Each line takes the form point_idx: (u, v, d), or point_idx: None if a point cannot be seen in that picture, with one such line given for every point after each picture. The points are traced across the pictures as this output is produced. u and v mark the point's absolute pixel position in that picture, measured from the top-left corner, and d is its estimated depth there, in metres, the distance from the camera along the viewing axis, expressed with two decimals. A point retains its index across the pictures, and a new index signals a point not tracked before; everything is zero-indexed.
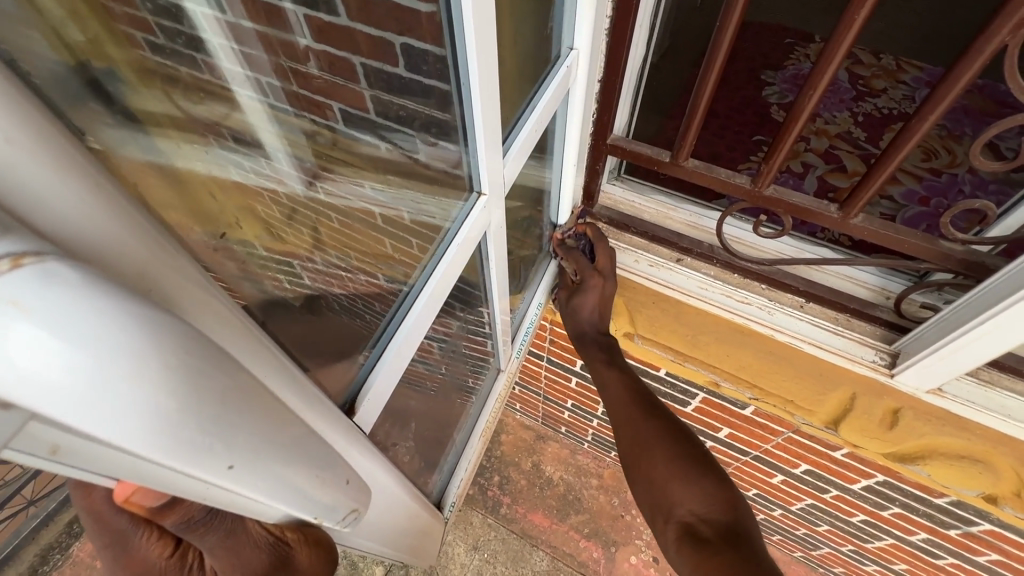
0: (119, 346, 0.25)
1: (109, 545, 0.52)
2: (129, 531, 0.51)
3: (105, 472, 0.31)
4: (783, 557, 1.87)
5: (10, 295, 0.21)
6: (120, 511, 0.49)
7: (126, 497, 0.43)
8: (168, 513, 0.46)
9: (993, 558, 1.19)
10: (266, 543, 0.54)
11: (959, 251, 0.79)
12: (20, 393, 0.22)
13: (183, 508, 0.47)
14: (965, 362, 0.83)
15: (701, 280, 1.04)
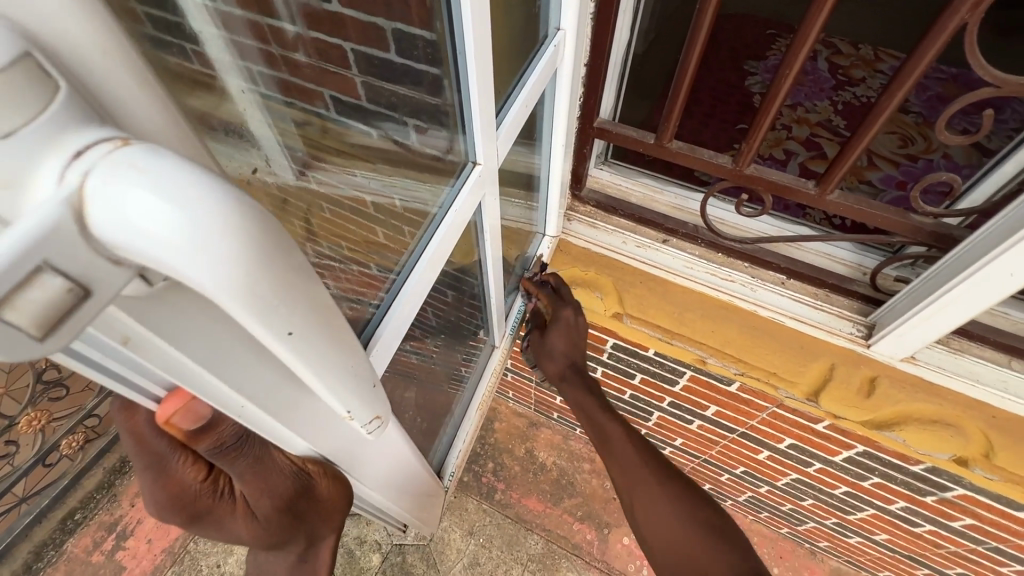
0: (218, 210, 0.25)
1: (148, 468, 0.52)
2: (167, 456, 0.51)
3: (168, 367, 0.35)
4: (771, 534, 1.93)
5: (128, 161, 0.23)
6: (162, 435, 0.49)
7: (165, 419, 0.41)
8: (202, 439, 0.46)
9: (967, 523, 1.24)
10: (290, 471, 0.57)
11: (929, 225, 0.84)
12: (134, 250, 0.24)
13: (217, 433, 0.47)
14: (935, 330, 0.88)
15: (687, 260, 1.08)
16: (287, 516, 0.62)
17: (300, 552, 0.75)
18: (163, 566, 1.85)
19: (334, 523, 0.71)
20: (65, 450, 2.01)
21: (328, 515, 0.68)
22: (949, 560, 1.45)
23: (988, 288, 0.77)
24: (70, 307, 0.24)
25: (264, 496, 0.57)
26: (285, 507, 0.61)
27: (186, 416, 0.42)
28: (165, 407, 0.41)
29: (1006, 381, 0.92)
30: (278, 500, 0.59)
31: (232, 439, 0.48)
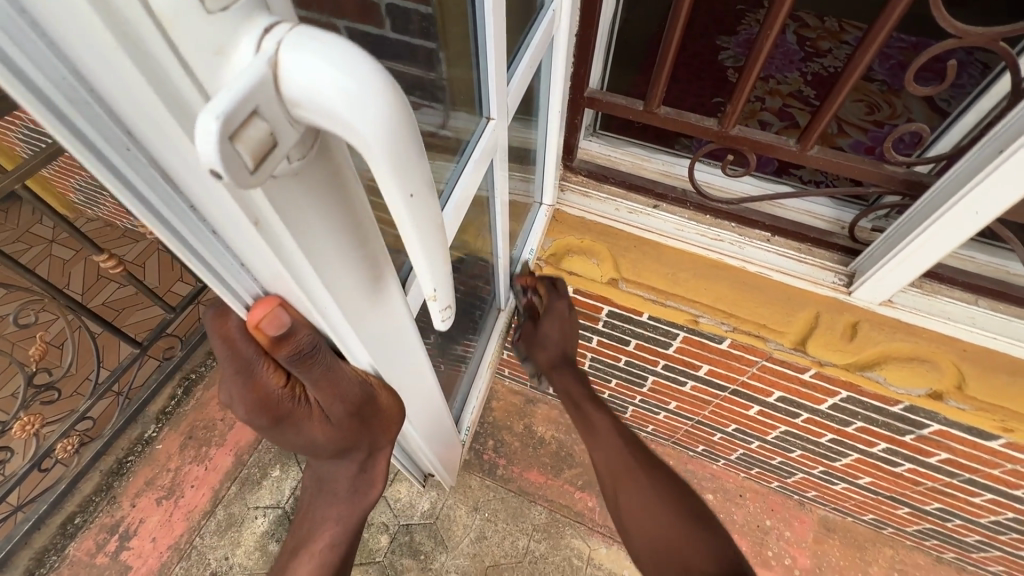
0: (372, 68, 0.28)
1: (233, 376, 0.51)
2: (255, 361, 0.50)
3: (291, 250, 0.38)
4: (761, 489, 2.02)
5: (313, 37, 0.28)
6: (250, 339, 0.49)
7: (254, 325, 0.46)
8: (283, 346, 0.48)
9: (943, 458, 1.34)
10: (359, 379, 0.58)
11: (901, 173, 0.90)
12: (306, 102, 0.28)
13: (295, 342, 0.48)
14: (909, 273, 0.95)
15: (678, 222, 1.14)
16: (356, 425, 0.62)
17: (361, 463, 0.72)
18: (170, 563, 1.85)
19: (392, 435, 0.71)
20: (59, 455, 1.98)
21: (388, 427, 0.68)
22: (926, 496, 1.56)
23: (958, 227, 0.83)
24: (268, 155, 0.28)
25: (338, 402, 0.57)
26: (356, 415, 0.61)
27: (273, 323, 0.46)
28: (254, 314, 0.45)
29: (974, 317, 1.00)
30: (350, 406, 0.59)
31: (307, 347, 0.49)
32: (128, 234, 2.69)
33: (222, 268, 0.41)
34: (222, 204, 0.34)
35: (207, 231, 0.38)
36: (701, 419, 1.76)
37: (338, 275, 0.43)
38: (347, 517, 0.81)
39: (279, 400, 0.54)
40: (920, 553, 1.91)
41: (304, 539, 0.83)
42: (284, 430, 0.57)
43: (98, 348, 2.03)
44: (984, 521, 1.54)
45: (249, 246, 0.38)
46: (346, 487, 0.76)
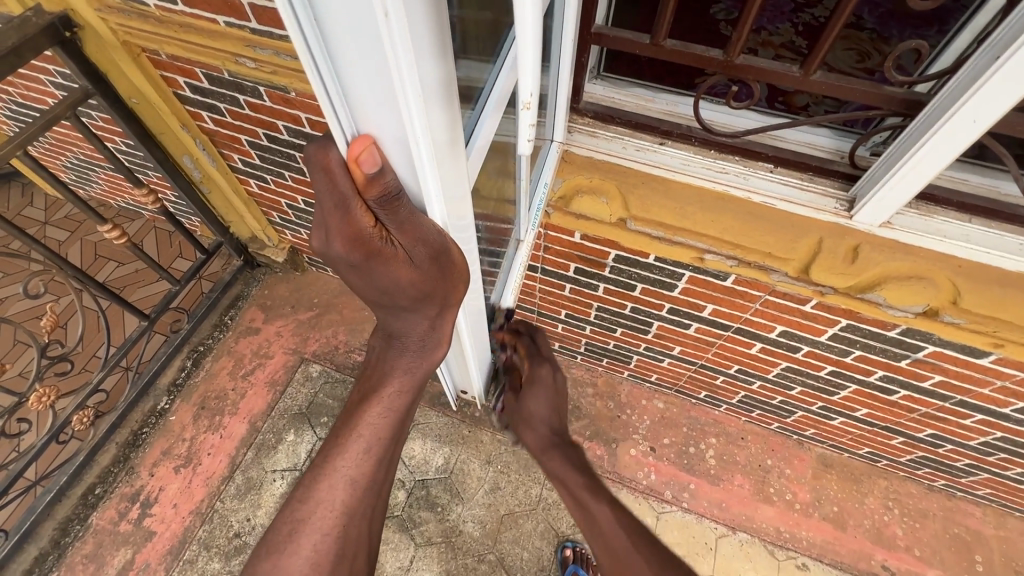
0: None
1: (333, 210, 0.56)
2: (351, 198, 0.55)
3: (405, 57, 0.41)
4: (762, 431, 2.11)
5: None
6: (348, 173, 0.53)
7: (353, 159, 0.51)
8: (374, 187, 0.54)
9: (936, 381, 1.41)
10: (436, 229, 0.64)
11: (901, 93, 0.94)
12: None
13: (383, 183, 0.54)
14: (910, 190, 0.99)
15: (684, 157, 1.17)
16: (433, 273, 0.69)
17: (428, 320, 0.80)
18: (193, 526, 1.90)
19: (460, 296, 0.78)
20: (75, 428, 2.01)
21: (456, 286, 0.76)
22: (920, 423, 1.64)
23: (957, 136, 0.87)
24: None
25: (419, 245, 0.64)
26: (433, 262, 0.67)
27: (369, 159, 0.51)
28: (353, 149, 0.51)
29: (968, 235, 1.04)
30: (429, 252, 0.65)
31: (394, 190, 0.56)
32: (124, 212, 2.67)
33: (333, 97, 0.46)
34: (356, 12, 0.37)
35: (326, 51, 0.42)
36: (704, 363, 1.82)
37: (435, 103, 0.48)
38: (415, 369, 0.90)
39: (371, 238, 0.59)
40: (912, 483, 2.01)
41: (374, 387, 0.90)
42: (372, 269, 0.64)
43: (106, 323, 2.04)
44: (974, 444, 1.63)
45: (367, 65, 0.42)
46: (416, 342, 0.85)
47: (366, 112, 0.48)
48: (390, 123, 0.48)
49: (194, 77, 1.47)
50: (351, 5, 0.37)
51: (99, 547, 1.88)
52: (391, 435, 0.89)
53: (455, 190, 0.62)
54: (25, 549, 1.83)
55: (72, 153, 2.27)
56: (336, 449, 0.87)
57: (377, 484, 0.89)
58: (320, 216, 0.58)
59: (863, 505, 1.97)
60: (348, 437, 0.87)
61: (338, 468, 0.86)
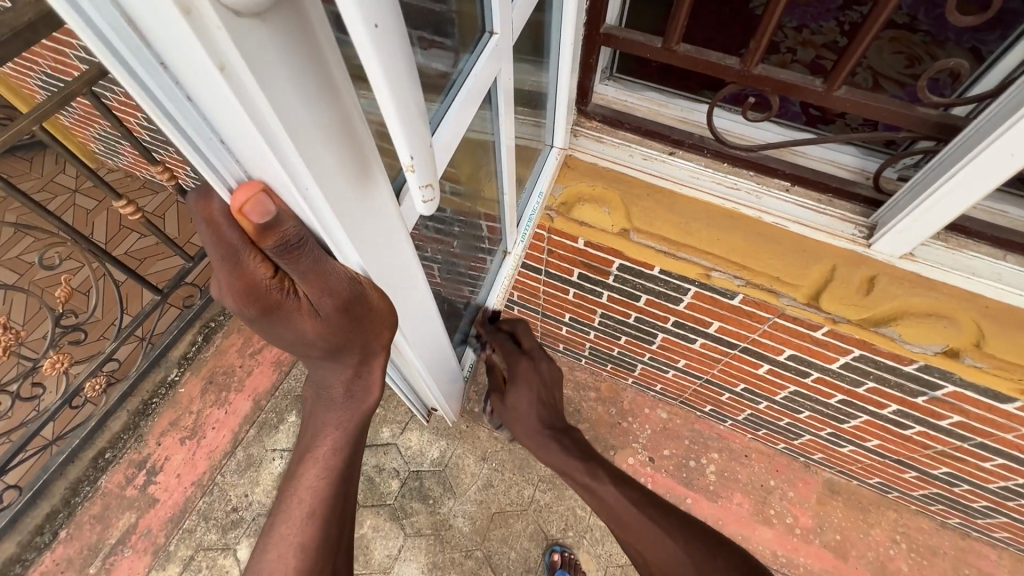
0: None
1: (223, 261, 0.54)
2: (240, 247, 0.53)
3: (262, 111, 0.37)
4: (768, 451, 2.03)
5: None
6: (233, 222, 0.52)
7: (238, 210, 0.47)
8: (267, 237, 0.50)
9: (954, 421, 1.32)
10: (346, 275, 0.59)
11: (934, 116, 0.85)
12: None
13: (281, 232, 0.50)
14: (936, 222, 0.91)
15: (694, 170, 1.10)
16: (346, 324, 0.63)
17: (354, 368, 0.74)
18: (194, 497, 1.94)
19: (385, 341, 0.72)
20: (89, 393, 2.08)
21: (379, 332, 0.70)
22: (935, 460, 1.55)
23: (992, 169, 0.80)
24: None
25: (326, 295, 0.59)
26: (345, 313, 0.62)
27: (256, 209, 0.47)
28: (237, 198, 0.47)
29: (999, 273, 0.96)
30: (338, 303, 0.60)
31: (294, 239, 0.51)
32: (149, 185, 2.72)
33: (203, 144, 0.43)
34: (191, 58, 0.33)
35: (180, 95, 0.39)
36: (709, 378, 1.76)
37: (322, 151, 0.44)
38: (345, 423, 0.84)
39: (267, 289, 0.56)
40: (924, 518, 1.92)
41: (308, 446, 0.87)
42: (278, 322, 0.60)
43: (121, 295, 2.09)
44: (992, 487, 1.53)
45: (225, 113, 0.38)
46: (342, 395, 0.79)
47: (244, 155, 0.44)
48: (272, 171, 0.45)
49: None
50: (184, 52, 0.33)
51: (106, 508, 1.94)
52: (335, 493, 0.88)
53: (371, 232, 0.57)
54: (39, 504, 1.93)
55: (99, 125, 2.32)
56: (284, 511, 0.88)
57: (330, 540, 0.89)
58: (213, 271, 0.57)
59: (868, 536, 1.89)
60: (291, 500, 0.88)
61: (283, 533, 0.87)
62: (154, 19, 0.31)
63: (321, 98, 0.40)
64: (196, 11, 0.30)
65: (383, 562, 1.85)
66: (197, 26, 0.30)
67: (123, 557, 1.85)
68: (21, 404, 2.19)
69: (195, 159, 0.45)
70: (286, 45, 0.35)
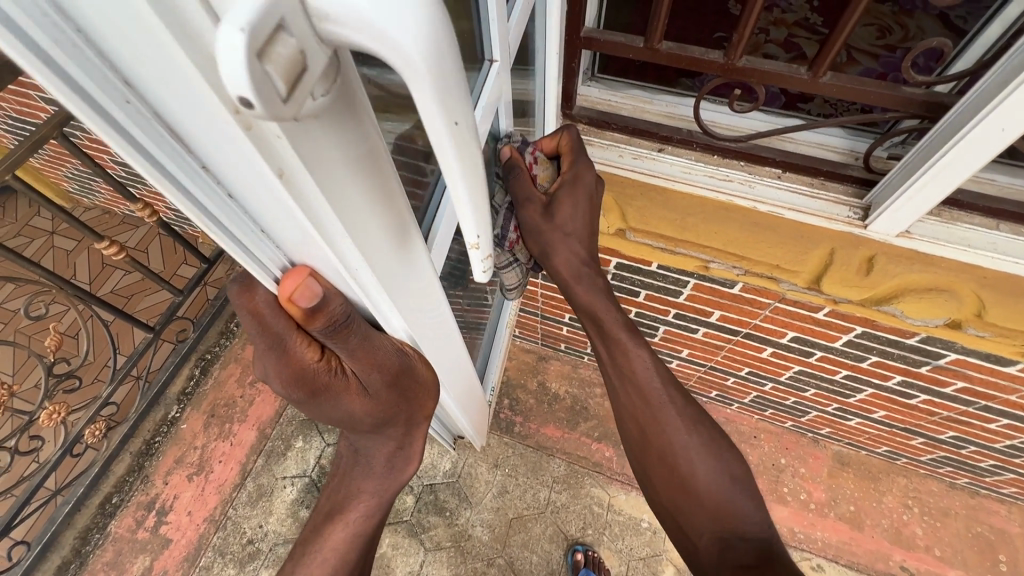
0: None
1: (271, 350, 0.56)
2: (285, 335, 0.54)
3: (320, 206, 0.37)
4: (776, 430, 2.06)
5: None
6: (278, 311, 0.53)
7: (287, 297, 0.49)
8: (317, 322, 0.51)
9: (959, 387, 1.34)
10: (393, 348, 0.61)
11: (920, 95, 0.86)
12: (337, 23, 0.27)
13: (329, 313, 0.51)
14: (927, 203, 0.92)
15: (685, 165, 1.09)
16: (394, 395, 0.66)
17: (399, 435, 0.76)
18: (208, 533, 1.91)
19: (427, 410, 0.76)
20: (89, 439, 2.04)
21: (423, 402, 0.74)
22: (941, 425, 1.58)
23: (984, 144, 0.80)
24: (299, 74, 0.26)
25: (374, 370, 0.61)
26: (392, 387, 0.65)
27: (305, 295, 0.48)
28: (285, 287, 0.48)
29: (994, 243, 0.96)
30: (386, 376, 0.63)
31: (341, 319, 0.53)
32: (127, 221, 2.67)
33: (247, 240, 0.43)
34: (245, 164, 0.33)
35: (224, 196, 0.39)
36: (714, 365, 1.77)
37: (371, 232, 0.44)
38: (382, 491, 0.85)
39: (316, 373, 0.58)
40: (933, 480, 1.95)
41: (340, 506, 0.85)
42: (323, 402, 0.62)
43: (112, 336, 2.04)
44: (998, 446, 1.57)
45: (277, 210, 0.38)
46: (383, 464, 0.81)
47: (287, 242, 0.45)
48: (318, 256, 0.46)
49: None
50: (242, 164, 0.33)
51: (118, 554, 1.91)
52: (357, 557, 0.86)
53: (412, 292, 0.58)
54: (49, 558, 1.89)
55: (72, 165, 2.27)
56: (302, 568, 0.83)
57: None
58: (260, 361, 0.58)
59: (881, 504, 1.91)
60: (313, 561, 0.83)
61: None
62: (209, 132, 0.31)
63: (369, 183, 0.40)
64: (257, 124, 0.29)
65: None
66: (256, 138, 0.30)
67: None
68: (18, 456, 2.15)
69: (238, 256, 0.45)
70: (343, 143, 0.35)
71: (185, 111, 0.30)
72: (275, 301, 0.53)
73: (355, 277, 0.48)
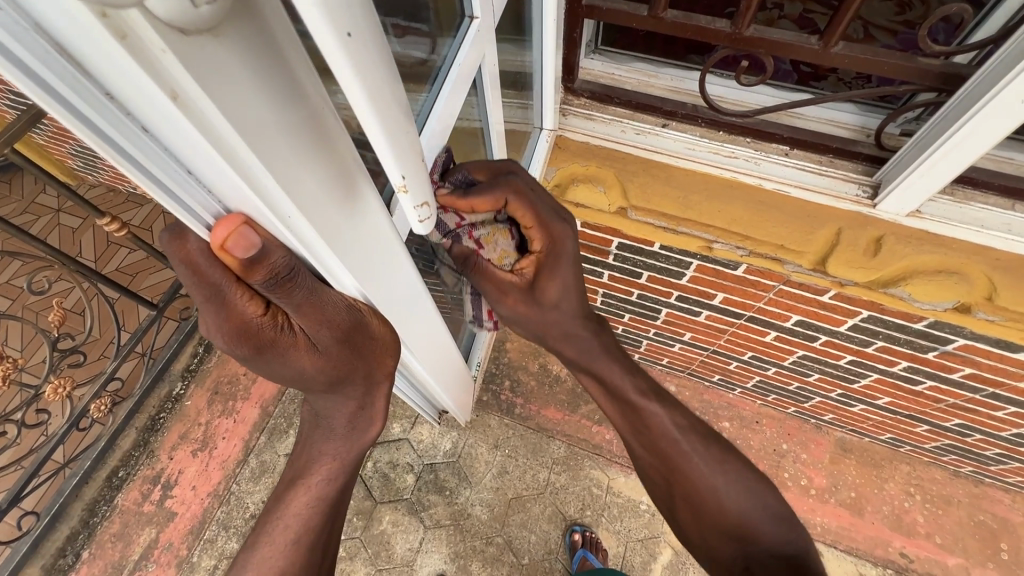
0: None
1: (209, 303, 0.54)
2: (223, 287, 0.52)
3: (229, 135, 0.34)
4: (778, 415, 2.04)
5: None
6: (214, 260, 0.51)
7: (220, 246, 0.46)
8: (256, 272, 0.48)
9: (966, 373, 1.32)
10: (343, 304, 0.60)
11: (937, 66, 0.82)
12: None
13: (269, 265, 0.48)
14: (941, 179, 0.89)
15: (690, 141, 1.07)
16: (348, 353, 0.65)
17: (357, 397, 0.75)
18: (212, 508, 1.94)
19: (387, 369, 0.74)
20: (95, 414, 2.07)
21: (383, 359, 0.71)
22: (946, 412, 1.55)
23: (1001, 117, 0.77)
24: None
25: (322, 326, 0.59)
26: (345, 344, 0.63)
27: (240, 242, 0.45)
28: (217, 233, 0.45)
29: (1009, 223, 0.94)
30: (337, 333, 0.61)
31: (285, 271, 0.50)
32: (131, 198, 2.67)
33: (169, 179, 0.40)
34: (138, 88, 0.30)
35: (136, 129, 0.35)
36: (716, 349, 1.75)
37: (300, 172, 0.41)
38: (342, 453, 0.84)
39: (260, 327, 0.57)
40: (936, 468, 1.93)
41: (301, 472, 0.85)
42: (273, 358, 0.61)
43: (116, 313, 2.05)
44: (1005, 434, 1.54)
45: (191, 145, 0.36)
46: (343, 426, 0.79)
47: (215, 185, 0.42)
48: (248, 201, 0.43)
49: None
50: (136, 89, 0.30)
51: (125, 526, 1.94)
52: (321, 523, 0.86)
53: (363, 249, 0.56)
54: (58, 528, 1.93)
55: (75, 141, 2.26)
56: (267, 535, 0.85)
57: (314, 561, 0.87)
58: (200, 316, 0.56)
59: (883, 491, 1.90)
60: (275, 527, 0.85)
61: (263, 558, 0.84)
62: (93, 52, 0.28)
63: (292, 116, 0.37)
64: (132, 35, 0.26)
65: (406, 556, 1.86)
66: (135, 52, 0.27)
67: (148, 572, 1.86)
68: (27, 430, 2.19)
69: (161, 199, 0.42)
70: (250, 66, 0.32)
71: (63, 25, 0.26)
72: (209, 252, 0.51)
73: (288, 224, 0.45)
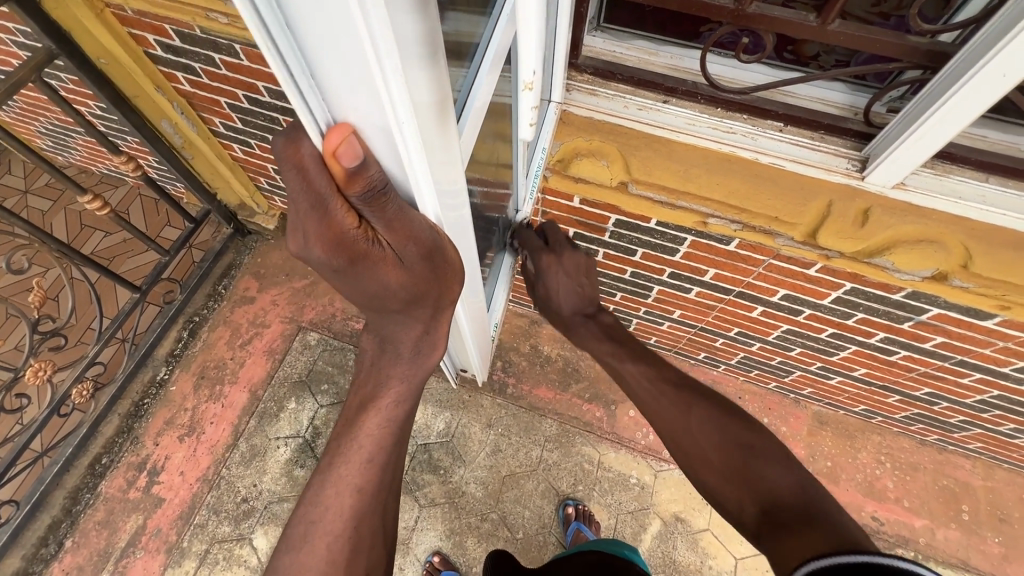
0: None
1: (312, 212, 0.56)
2: (326, 197, 0.54)
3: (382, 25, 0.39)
4: (760, 391, 2.13)
5: None
6: (321, 167, 0.53)
7: (330, 152, 0.50)
8: (356, 182, 0.53)
9: (937, 342, 1.41)
10: (427, 224, 0.64)
11: (926, 44, 0.87)
12: None
13: (367, 177, 0.54)
14: (923, 153, 0.95)
15: (690, 117, 1.10)
16: (427, 271, 0.70)
17: (423, 319, 0.79)
18: (201, 493, 1.92)
19: (454, 295, 0.79)
20: (75, 400, 2.00)
21: (450, 285, 0.76)
22: (918, 381, 1.65)
23: (981, 92, 0.83)
24: None
25: (409, 241, 0.63)
26: (426, 261, 0.68)
27: (348, 151, 0.50)
28: (329, 140, 0.50)
29: (984, 196, 1.01)
30: (421, 250, 0.66)
31: (379, 185, 0.55)
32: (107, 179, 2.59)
33: (299, 79, 0.45)
34: None
35: (282, 20, 0.39)
36: (704, 326, 1.82)
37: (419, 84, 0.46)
38: (410, 376, 0.88)
39: (355, 240, 0.59)
40: (904, 438, 2.05)
41: (371, 394, 0.88)
42: (360, 272, 0.64)
43: (96, 295, 1.98)
44: (969, 401, 1.65)
45: (335, 39, 0.40)
46: (410, 348, 0.84)
47: (336, 92, 0.46)
48: (366, 108, 0.47)
49: (165, 35, 1.36)
50: None
51: (110, 513, 1.90)
52: (395, 444, 0.89)
53: (446, 170, 0.60)
54: (38, 517, 1.87)
55: (45, 119, 2.16)
56: (340, 454, 0.87)
57: (383, 487, 0.90)
58: (299, 225, 0.59)
59: (856, 460, 2.01)
60: (351, 447, 0.87)
61: (341, 474, 0.86)
62: None
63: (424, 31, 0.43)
64: None
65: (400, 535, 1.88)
66: None
67: (135, 559, 1.83)
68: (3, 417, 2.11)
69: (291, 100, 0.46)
70: None
71: None
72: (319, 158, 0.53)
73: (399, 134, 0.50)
